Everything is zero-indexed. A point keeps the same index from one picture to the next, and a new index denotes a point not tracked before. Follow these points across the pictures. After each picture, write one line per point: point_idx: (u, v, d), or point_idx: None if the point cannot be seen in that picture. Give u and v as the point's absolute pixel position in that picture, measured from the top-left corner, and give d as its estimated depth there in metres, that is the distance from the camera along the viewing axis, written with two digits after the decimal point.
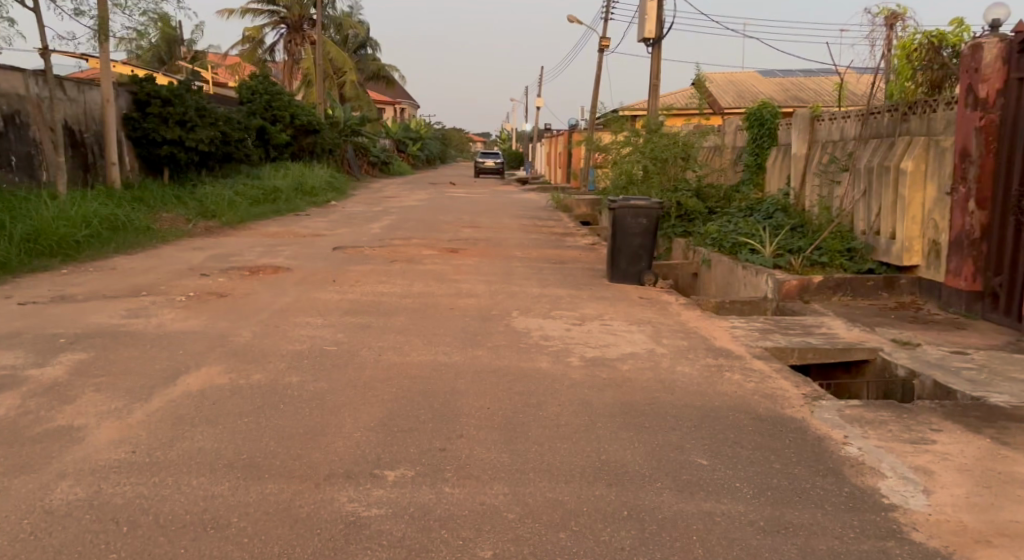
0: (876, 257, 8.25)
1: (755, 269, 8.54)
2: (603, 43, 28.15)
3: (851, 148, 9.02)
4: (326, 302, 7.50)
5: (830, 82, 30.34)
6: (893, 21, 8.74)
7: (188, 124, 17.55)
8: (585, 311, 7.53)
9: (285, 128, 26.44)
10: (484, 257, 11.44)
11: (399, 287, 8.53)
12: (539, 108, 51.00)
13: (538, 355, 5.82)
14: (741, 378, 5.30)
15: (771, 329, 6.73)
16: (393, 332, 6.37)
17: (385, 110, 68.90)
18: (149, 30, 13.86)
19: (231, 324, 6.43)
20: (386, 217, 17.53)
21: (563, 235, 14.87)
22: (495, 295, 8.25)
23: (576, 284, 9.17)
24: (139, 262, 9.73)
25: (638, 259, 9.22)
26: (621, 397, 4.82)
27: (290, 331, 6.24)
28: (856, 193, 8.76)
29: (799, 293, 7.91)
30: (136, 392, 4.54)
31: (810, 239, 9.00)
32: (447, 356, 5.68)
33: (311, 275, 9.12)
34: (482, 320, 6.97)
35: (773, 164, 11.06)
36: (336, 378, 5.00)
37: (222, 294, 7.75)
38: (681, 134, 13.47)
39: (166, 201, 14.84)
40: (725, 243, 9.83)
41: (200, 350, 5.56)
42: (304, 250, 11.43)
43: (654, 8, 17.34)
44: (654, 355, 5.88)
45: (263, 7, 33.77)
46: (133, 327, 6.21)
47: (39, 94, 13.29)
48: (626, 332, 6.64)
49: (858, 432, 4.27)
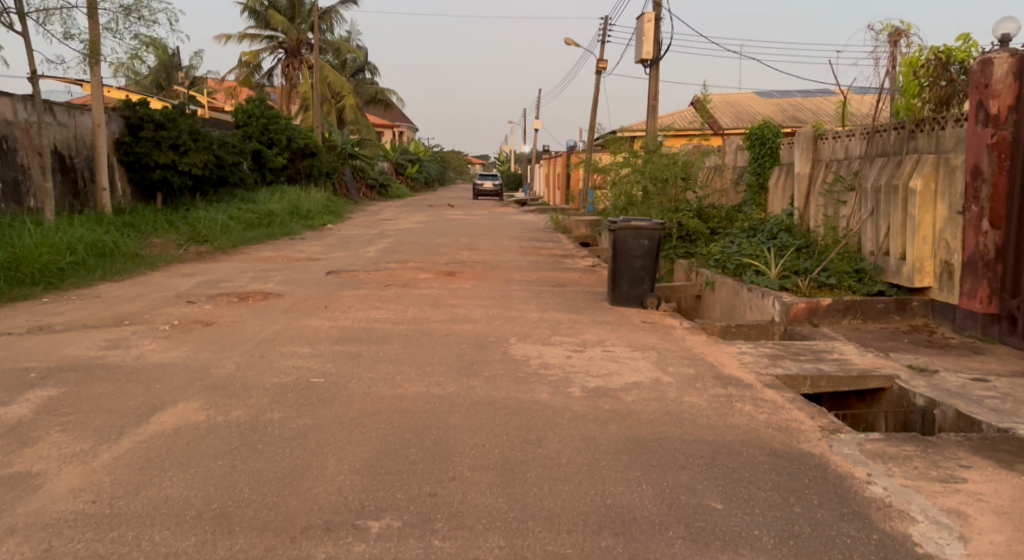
0: (886, 279, 7.97)
1: (761, 292, 8.25)
2: (601, 65, 28.11)
3: (857, 167, 8.78)
4: (316, 330, 7.19)
5: (829, 103, 30.24)
6: (898, 38, 8.54)
7: (181, 148, 17.32)
8: (586, 337, 7.22)
9: (282, 151, 26.29)
10: (482, 280, 11.16)
11: (392, 313, 8.23)
12: (537, 130, 50.97)
13: (537, 385, 5.51)
14: (751, 409, 4.99)
15: (781, 355, 6.42)
16: (384, 361, 6.07)
17: (384, 134, 69.05)
18: (140, 54, 13.64)
19: (214, 355, 6.14)
20: (383, 240, 17.27)
21: (563, 257, 14.61)
22: (492, 320, 7.95)
23: (576, 308, 8.88)
24: (125, 289, 9.45)
25: (640, 281, 8.94)
26: (626, 431, 4.51)
27: (276, 362, 5.93)
28: (863, 212, 8.49)
29: (807, 316, 7.62)
30: (105, 433, 4.25)
31: (817, 260, 8.72)
32: (441, 388, 5.36)
33: (302, 301, 8.81)
34: (478, 348, 6.66)
35: (776, 184, 10.82)
36: (321, 414, 4.69)
37: (208, 323, 7.44)
38: (681, 154, 13.25)
39: (157, 226, 14.60)
40: (728, 264, 9.55)
41: (178, 384, 5.25)
42: (296, 275, 11.16)
43: (652, 29, 17.22)
44: (659, 384, 5.57)
45: (260, 32, 33.74)
46: (110, 360, 5.91)
47: (28, 119, 13.14)
48: (629, 359, 6.33)
49: (883, 469, 3.96)
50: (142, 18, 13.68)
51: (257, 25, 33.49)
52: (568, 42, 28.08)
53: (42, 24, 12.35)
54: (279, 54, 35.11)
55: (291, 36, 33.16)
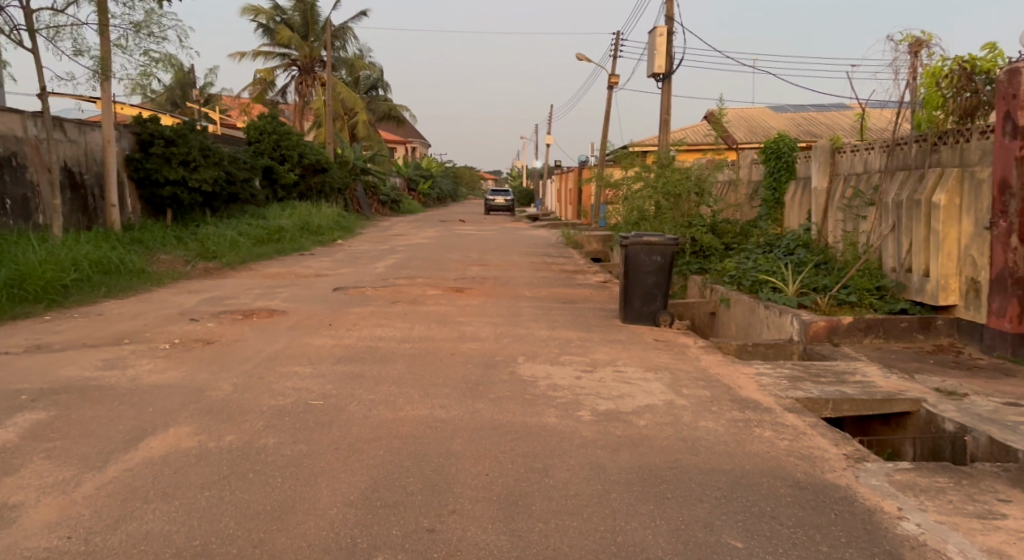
0: (909, 296, 7.69)
1: (779, 309, 7.98)
2: (613, 80, 27.99)
3: (876, 181, 8.53)
4: (318, 349, 6.98)
5: (845, 118, 29.92)
6: (919, 48, 8.30)
7: (191, 164, 17.26)
8: (596, 356, 6.97)
9: (293, 166, 26.27)
10: (491, 297, 10.94)
11: (398, 331, 8.01)
12: (549, 145, 50.86)
13: (545, 408, 5.26)
14: (772, 435, 4.74)
15: (801, 377, 6.15)
16: (387, 383, 5.85)
17: (397, 150, 69.23)
18: (149, 71, 13.56)
19: (212, 376, 5.94)
20: (392, 256, 17.10)
21: (574, 273, 14.37)
22: (500, 339, 7.72)
23: (586, 325, 8.64)
24: (128, 306, 9.29)
25: (652, 298, 8.69)
26: (638, 459, 4.26)
27: (275, 383, 5.72)
28: (884, 228, 8.23)
29: (827, 335, 7.35)
30: (90, 461, 4.04)
31: (836, 277, 8.46)
32: (445, 411, 5.14)
33: (307, 319, 8.63)
34: (484, 368, 6.44)
35: (793, 198, 10.57)
36: (317, 439, 4.46)
37: (209, 341, 7.26)
38: (694, 169, 13.03)
39: (165, 242, 14.49)
40: (743, 280, 9.29)
41: (171, 408, 5.05)
42: (303, 292, 10.98)
43: (664, 43, 17.05)
44: (673, 408, 5.31)
45: (274, 49, 33.86)
46: (104, 381, 5.72)
47: (37, 136, 13.11)
48: (641, 380, 6.08)
49: (914, 504, 3.68)
50: (152, 34, 13.64)
51: (270, 42, 33.63)
52: (580, 56, 27.95)
53: (51, 40, 12.33)
54: (293, 71, 35.19)
55: (304, 53, 33.25)
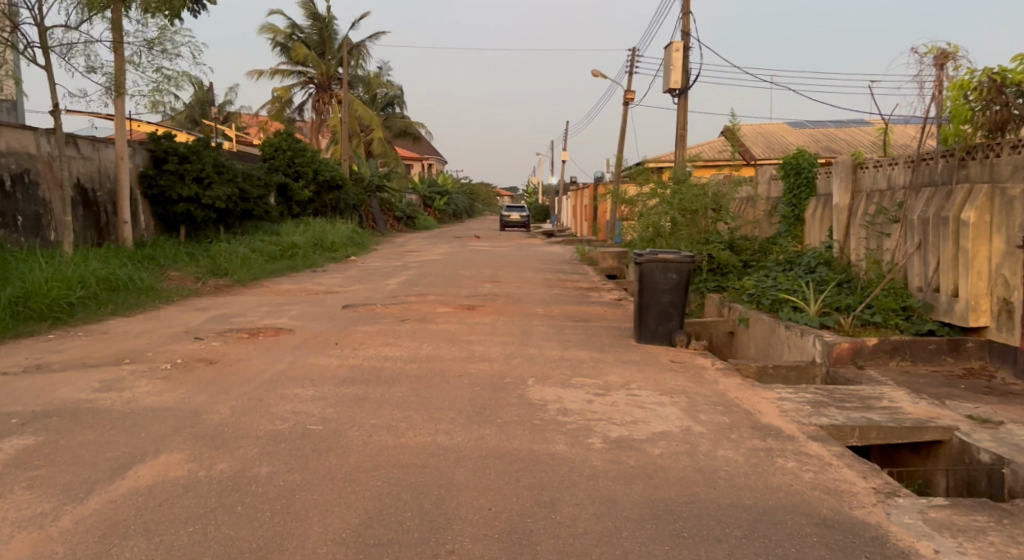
0: (936, 317, 7.40)
1: (801, 329, 7.68)
2: (629, 96, 27.80)
3: (901, 197, 8.25)
4: (322, 370, 6.76)
5: (864, 134, 29.53)
6: (944, 60, 8.04)
7: (205, 180, 17.18)
8: (609, 378, 6.70)
9: (308, 183, 26.25)
10: (503, 315, 10.71)
11: (405, 351, 7.78)
12: (565, 161, 50.70)
13: (555, 435, 5.01)
14: (795, 466, 4.47)
15: (824, 402, 5.85)
16: (390, 406, 5.62)
17: (413, 167, 69.44)
18: (162, 87, 13.48)
19: (211, 398, 5.74)
20: (404, 273, 16.92)
21: (588, 291, 14.11)
22: (510, 359, 7.48)
23: (600, 345, 8.36)
24: (134, 325, 9.13)
25: (668, 317, 8.43)
26: (652, 492, 4.00)
27: (273, 406, 5.50)
28: (909, 245, 7.94)
29: (851, 357, 7.05)
30: (73, 491, 3.84)
31: (860, 296, 8.17)
32: (449, 437, 4.90)
33: (313, 338, 8.42)
34: (492, 390, 6.19)
35: (813, 215, 10.28)
36: (312, 469, 4.24)
37: (211, 361, 7.07)
38: (711, 185, 12.76)
39: (177, 259, 14.40)
40: (763, 299, 9.00)
41: (164, 433, 4.85)
42: (312, 310, 10.80)
43: (680, 59, 16.86)
44: (689, 435, 5.04)
45: (291, 68, 33.99)
46: (99, 403, 5.53)
47: (50, 153, 13.09)
48: (656, 405, 5.80)
49: (952, 546, 3.39)
50: (165, 51, 13.61)
51: (287, 60, 33.79)
52: (596, 72, 27.80)
53: (65, 58, 12.35)
54: (310, 90, 35.30)
55: (321, 70, 33.35)
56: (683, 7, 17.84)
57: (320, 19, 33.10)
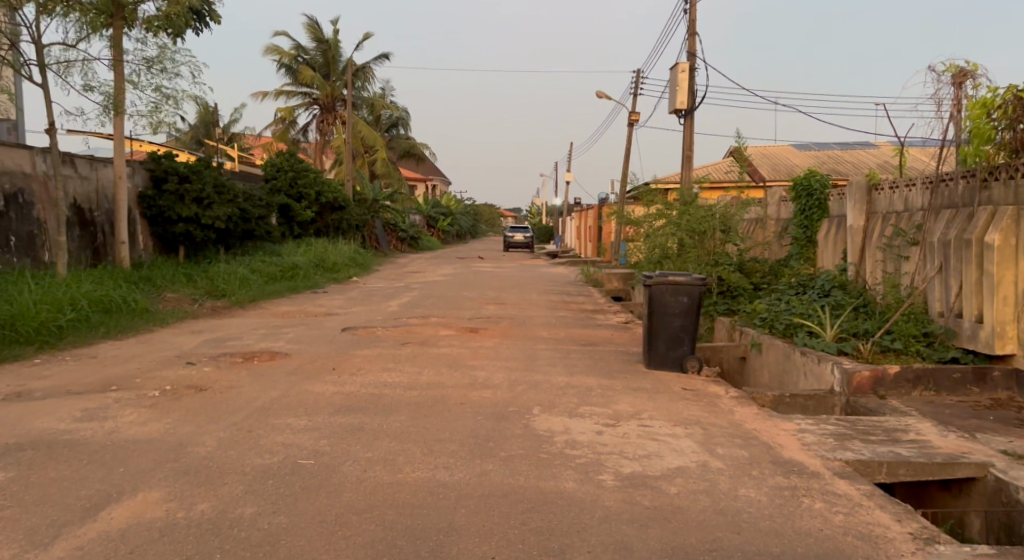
0: (959, 344, 7.07)
1: (818, 356, 7.35)
2: (633, 117, 27.65)
3: (919, 219, 7.94)
4: (317, 397, 6.44)
5: (871, 156, 29.30)
6: (963, 79, 7.77)
7: (205, 201, 16.89)
8: (619, 407, 6.36)
9: (310, 204, 26.05)
10: (507, 338, 10.39)
11: (405, 377, 7.46)
12: (568, 183, 50.58)
13: (563, 470, 4.68)
14: (823, 507, 4.13)
15: (848, 435, 5.53)
16: (387, 437, 5.29)
17: (417, 188, 69.45)
18: (161, 107, 13.27)
19: (198, 428, 5.43)
20: (406, 294, 16.62)
21: (594, 313, 13.79)
22: (514, 386, 7.15)
23: (608, 371, 8.04)
24: (125, 349, 8.83)
25: (679, 342, 8.11)
26: (670, 538, 3.67)
27: (263, 438, 5.18)
28: (929, 269, 7.63)
29: (872, 386, 6.71)
30: (38, 537, 3.53)
31: (878, 322, 7.85)
32: (450, 473, 4.57)
33: (309, 363, 8.10)
34: (496, 420, 5.87)
35: (826, 237, 9.98)
36: (300, 510, 3.91)
37: (202, 388, 6.75)
38: (720, 205, 12.47)
39: (174, 281, 14.12)
40: (776, 324, 8.67)
41: (144, 467, 4.53)
42: (310, 332, 10.49)
43: (685, 79, 16.63)
44: (707, 471, 4.70)
45: (296, 89, 33.93)
46: (78, 435, 5.21)
47: (45, 172, 12.86)
48: (670, 437, 5.47)
49: None
50: (165, 70, 13.44)
51: (292, 82, 33.76)
52: (601, 93, 27.63)
53: (62, 76, 12.17)
54: (314, 111, 35.20)
55: (325, 92, 33.29)
56: (689, 28, 17.67)
57: (325, 41, 33.18)
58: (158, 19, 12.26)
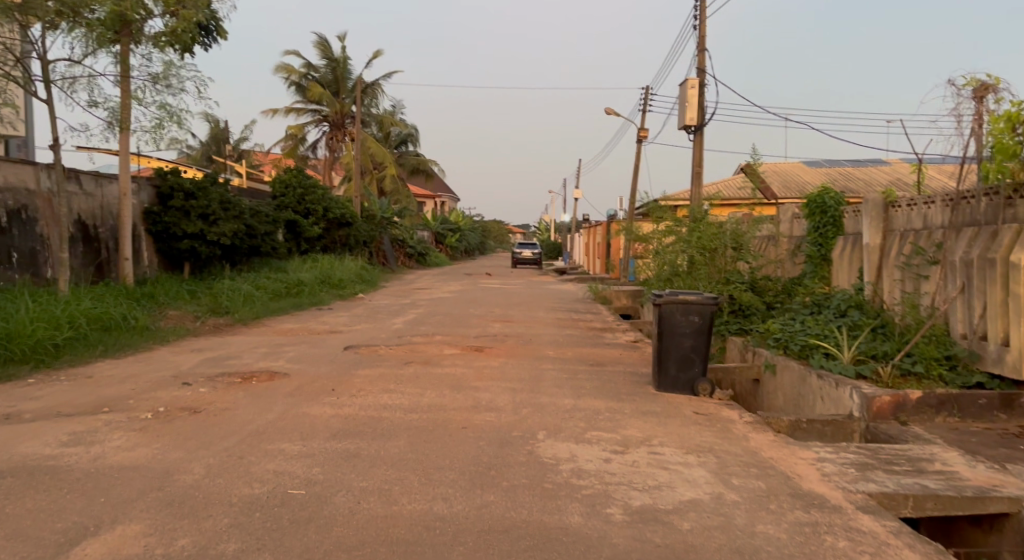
0: (984, 368, 6.80)
1: (835, 379, 7.07)
2: (642, 134, 27.49)
3: (939, 237, 7.67)
4: (314, 421, 6.20)
5: (882, 174, 29.00)
6: (984, 93, 7.53)
7: (211, 217, 16.76)
8: (628, 433, 6.09)
9: (318, 220, 25.90)
10: (513, 357, 10.14)
11: (406, 398, 7.20)
12: (577, 199, 50.37)
13: (568, 502, 4.42)
14: (847, 546, 3.86)
15: (870, 464, 5.25)
16: (384, 465, 5.04)
17: (425, 205, 69.46)
18: (166, 123, 13.14)
19: (189, 454, 5.19)
20: (412, 311, 16.41)
21: (602, 331, 13.54)
22: (519, 409, 6.89)
23: (617, 393, 7.76)
24: (122, 368, 8.61)
25: (691, 363, 7.84)
26: None
27: (253, 465, 4.94)
28: (951, 290, 7.36)
29: (892, 412, 6.43)
30: None
31: (898, 344, 7.57)
32: (449, 504, 4.32)
33: (309, 383, 7.85)
34: (499, 445, 5.62)
35: (842, 255, 9.70)
36: (287, 546, 3.67)
37: (196, 410, 6.52)
38: (731, 222, 12.22)
39: (177, 297, 13.94)
40: (791, 344, 8.38)
41: (127, 497, 4.29)
42: (312, 351, 10.26)
43: (696, 95, 16.45)
44: (722, 504, 4.43)
45: (305, 106, 33.93)
46: (62, 461, 4.97)
47: (50, 188, 12.73)
48: (682, 466, 5.20)
49: None
50: (170, 86, 13.34)
51: (301, 99, 33.78)
52: (609, 110, 27.48)
53: (67, 91, 12.07)
54: (323, 127, 35.18)
55: (335, 109, 33.31)
56: (699, 45, 17.52)
57: (335, 58, 33.21)
58: (165, 36, 12.09)
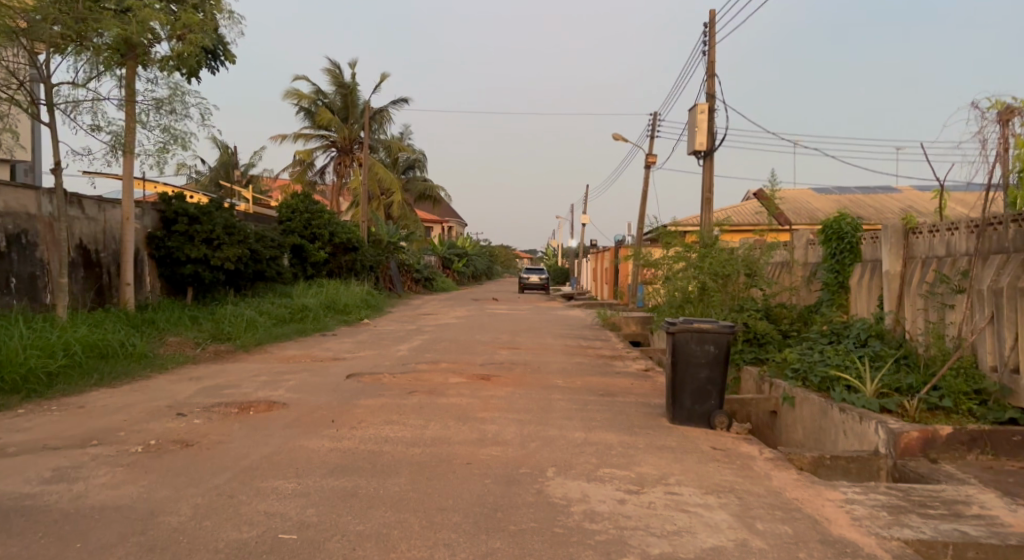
0: (1016, 404, 6.46)
1: (859, 413, 6.72)
2: (650, 160, 27.32)
3: (964, 265, 7.35)
4: (311, 455, 5.89)
5: (892, 201, 28.68)
6: (1009, 116, 7.25)
7: (214, 242, 16.54)
8: (643, 470, 5.76)
9: (324, 245, 25.71)
10: (520, 386, 9.82)
11: (409, 431, 6.89)
12: (584, 225, 50.11)
13: (581, 550, 4.09)
14: None
15: (903, 507, 4.90)
16: (383, 506, 4.72)
17: (433, 230, 69.47)
18: (169, 147, 12.97)
19: (177, 492, 4.89)
20: (417, 337, 16.12)
21: (611, 359, 13.20)
22: (527, 442, 6.57)
23: (630, 427, 7.42)
24: (117, 398, 8.32)
25: (707, 395, 7.50)
26: None
27: (243, 506, 4.63)
28: (979, 320, 7.04)
29: (921, 449, 6.08)
30: None
31: (923, 377, 7.24)
32: (451, 552, 4.00)
33: (308, 414, 7.55)
34: (507, 484, 5.30)
35: (860, 282, 9.38)
36: None
37: (188, 443, 6.22)
38: (744, 249, 11.92)
39: (177, 323, 13.67)
40: (810, 376, 8.04)
41: (106, 543, 3.99)
42: (313, 379, 9.96)
43: (705, 120, 16.24)
44: (747, 553, 4.10)
45: (314, 131, 33.93)
46: (41, 500, 4.67)
47: (51, 213, 12.56)
48: (701, 508, 4.86)
49: None
50: (175, 110, 13.20)
51: (310, 125, 33.79)
52: (617, 136, 27.35)
53: (70, 115, 11.92)
54: (331, 152, 35.15)
55: (343, 135, 33.33)
56: (708, 70, 17.37)
57: (345, 85, 33.26)
58: (171, 60, 11.88)
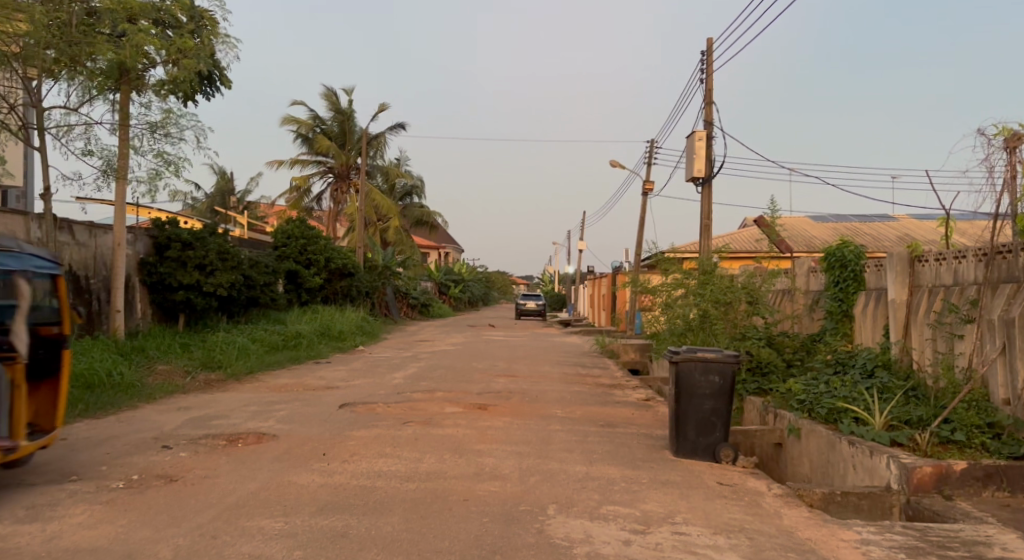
0: None
1: (869, 447, 6.49)
2: (648, 187, 27.27)
3: (974, 294, 7.17)
4: (301, 492, 5.63)
5: (890, 229, 28.67)
6: (1015, 143, 7.12)
7: (207, 267, 16.27)
8: (648, 508, 5.51)
9: (319, 271, 25.47)
10: (518, 416, 9.56)
11: (403, 465, 6.64)
12: (582, 251, 50.02)
13: None
14: None
15: (922, 549, 4.67)
16: (374, 548, 4.47)
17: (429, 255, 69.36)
18: (162, 172, 12.81)
19: (157, 532, 4.64)
20: (413, 365, 15.86)
21: (611, 387, 12.95)
22: (526, 477, 6.32)
23: (632, 460, 7.17)
24: (100, 429, 8.03)
25: (711, 428, 7.27)
26: None
27: (226, 547, 4.38)
28: (990, 351, 6.84)
29: (936, 485, 5.83)
30: None
31: (933, 409, 7.02)
32: None
33: (299, 447, 7.29)
34: (505, 523, 5.05)
35: (864, 311, 9.20)
36: None
37: (173, 479, 5.96)
38: (745, 276, 11.73)
39: (168, 350, 13.41)
40: (817, 407, 7.81)
41: None
42: (305, 410, 9.69)
43: (703, 147, 16.15)
44: None
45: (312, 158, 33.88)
46: (12, 542, 4.41)
47: (40, 239, 12.35)
48: (711, 549, 4.62)
49: None
50: (169, 135, 13.05)
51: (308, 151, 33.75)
52: (614, 163, 27.33)
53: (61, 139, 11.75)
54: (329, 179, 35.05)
55: (341, 161, 33.27)
56: (706, 97, 17.34)
57: (342, 111, 33.28)
58: (166, 85, 11.74)
